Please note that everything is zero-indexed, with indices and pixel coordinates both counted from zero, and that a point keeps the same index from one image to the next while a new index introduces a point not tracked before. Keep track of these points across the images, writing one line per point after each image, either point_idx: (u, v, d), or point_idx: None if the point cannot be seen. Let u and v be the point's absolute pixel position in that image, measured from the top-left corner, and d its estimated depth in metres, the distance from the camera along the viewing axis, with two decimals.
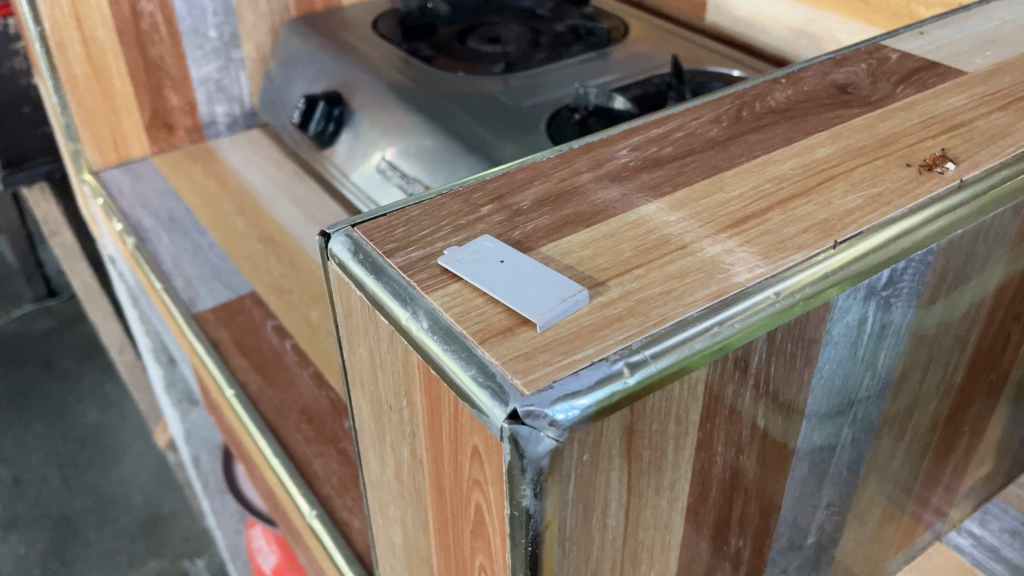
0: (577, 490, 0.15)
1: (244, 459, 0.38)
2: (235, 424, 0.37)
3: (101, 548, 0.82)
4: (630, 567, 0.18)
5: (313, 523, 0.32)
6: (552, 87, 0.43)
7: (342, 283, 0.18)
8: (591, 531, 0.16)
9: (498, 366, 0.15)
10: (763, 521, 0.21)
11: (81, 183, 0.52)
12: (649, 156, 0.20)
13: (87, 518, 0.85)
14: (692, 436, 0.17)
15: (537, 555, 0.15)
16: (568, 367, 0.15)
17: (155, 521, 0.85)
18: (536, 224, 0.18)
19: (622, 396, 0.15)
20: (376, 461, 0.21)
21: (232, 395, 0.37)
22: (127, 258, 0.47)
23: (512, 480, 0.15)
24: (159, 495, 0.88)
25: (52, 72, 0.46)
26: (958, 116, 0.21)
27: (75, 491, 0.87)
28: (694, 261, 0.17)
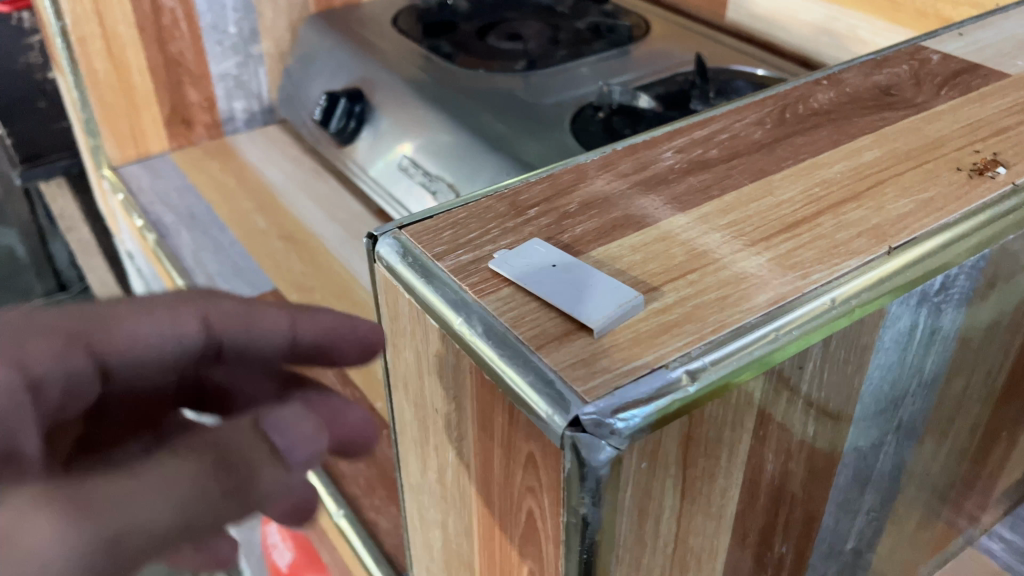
0: (634, 498, 0.15)
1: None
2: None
3: None
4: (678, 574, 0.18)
5: (340, 522, 0.31)
6: (575, 84, 0.42)
7: (390, 286, 0.18)
8: (644, 539, 0.16)
9: (558, 372, 0.14)
10: (805, 528, 0.21)
11: (100, 178, 0.52)
12: (694, 158, 0.20)
13: None
14: (746, 442, 0.17)
15: (593, 563, 0.15)
16: (628, 374, 0.14)
17: None
18: (585, 227, 0.18)
19: (682, 404, 0.14)
20: (417, 464, 0.21)
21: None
22: (146, 254, 0.47)
23: (571, 488, 0.14)
24: None
25: (73, 67, 0.46)
26: (1005, 121, 0.21)
27: None
28: (748, 267, 0.17)
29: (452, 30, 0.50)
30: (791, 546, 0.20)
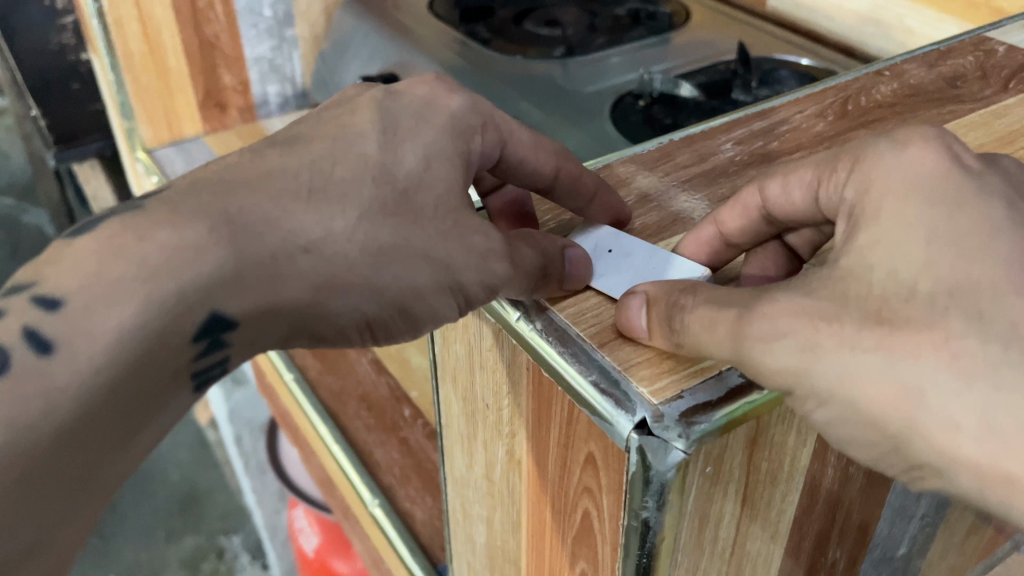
0: (696, 502, 0.15)
1: (300, 442, 0.38)
2: (292, 408, 0.37)
3: (137, 523, 0.82)
4: None
5: (374, 511, 0.31)
6: (615, 73, 0.42)
7: None
8: (702, 544, 0.16)
9: (622, 373, 0.14)
10: (861, 535, 0.20)
11: (134, 160, 0.51)
12: (755, 150, 0.20)
13: (125, 492, 0.84)
14: (810, 446, 0.16)
15: (651, 569, 0.15)
16: (694, 378, 0.14)
17: (190, 498, 0.84)
18: (644, 219, 0.18)
19: (751, 410, 0.14)
20: (463, 458, 0.20)
21: (291, 379, 0.36)
22: None
23: (633, 491, 0.14)
24: (195, 471, 0.87)
25: (109, 48, 0.44)
26: None
27: None
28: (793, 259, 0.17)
29: (489, 15, 0.49)
30: (846, 552, 0.20)
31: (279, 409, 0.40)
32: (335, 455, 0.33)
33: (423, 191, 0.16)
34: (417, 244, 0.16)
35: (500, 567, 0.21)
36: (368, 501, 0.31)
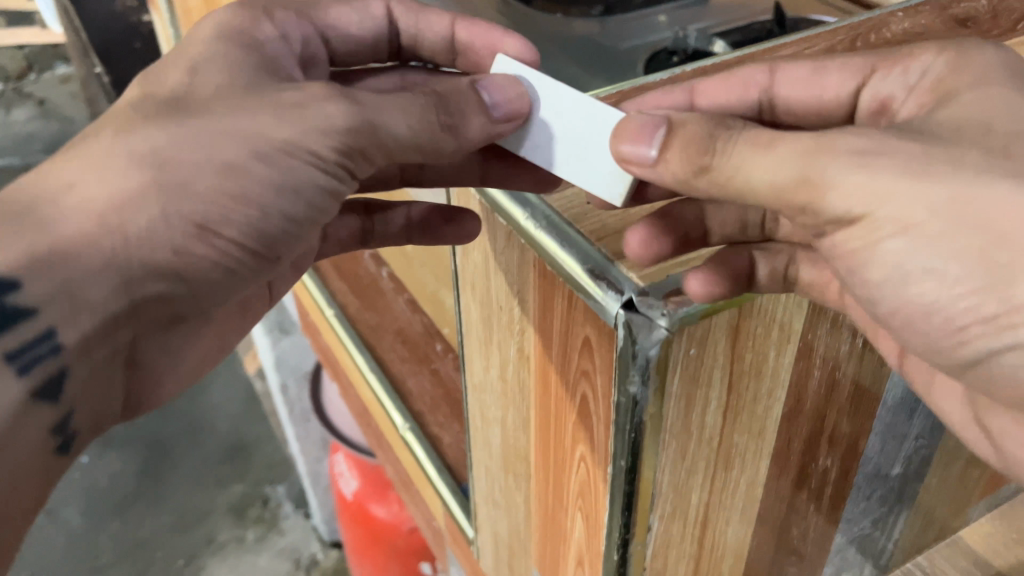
0: (684, 382, 0.16)
1: (340, 375, 0.40)
2: (332, 342, 0.39)
3: (189, 470, 0.85)
4: (725, 470, 0.19)
5: (405, 434, 0.33)
6: (651, 32, 0.43)
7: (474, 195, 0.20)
8: (692, 428, 0.17)
9: (614, 262, 0.16)
10: (849, 447, 0.21)
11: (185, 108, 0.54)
12: None
13: (178, 441, 0.88)
14: (795, 343, 0.17)
15: (641, 442, 0.16)
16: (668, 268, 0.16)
17: (239, 449, 0.88)
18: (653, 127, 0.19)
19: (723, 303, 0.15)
20: (479, 362, 0.22)
21: (331, 315, 0.38)
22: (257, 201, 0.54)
23: (622, 367, 0.15)
24: (244, 424, 0.90)
25: None
26: None
27: (166, 415, 0.91)
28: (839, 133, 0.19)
29: None
30: (835, 461, 0.21)
31: (322, 346, 0.43)
32: (370, 383, 0.35)
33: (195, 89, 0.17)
34: (214, 133, 0.16)
35: (514, 465, 0.23)
36: (399, 424, 0.33)
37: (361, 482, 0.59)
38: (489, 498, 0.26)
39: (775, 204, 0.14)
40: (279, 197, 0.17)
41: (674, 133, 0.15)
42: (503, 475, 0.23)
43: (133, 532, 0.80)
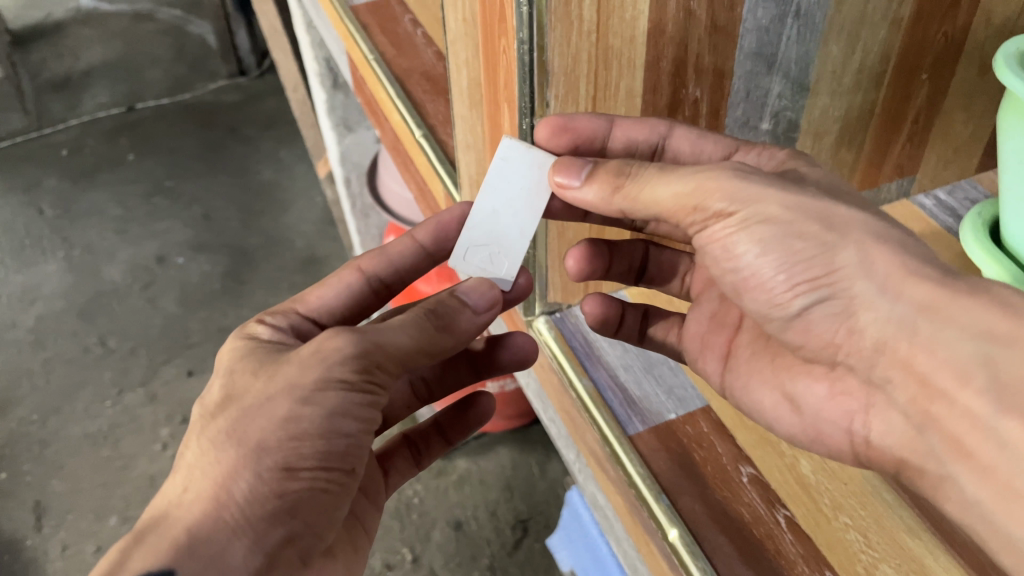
0: (663, 194, 0.54)
1: (387, 118, 0.99)
2: (382, 98, 0.94)
3: (273, 274, 2.03)
4: (578, 422, 0.74)
5: (574, 378, 0.73)
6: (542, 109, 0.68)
7: (578, 198, 0.57)
8: (685, 207, 0.54)
9: (602, 196, 0.56)
10: (710, 81, 0.62)
11: (362, 56, 0.97)
12: (540, 6, 0.53)
13: (264, 255, 2.08)
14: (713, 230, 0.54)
15: (552, 348, 0.77)
16: (644, 184, 0.55)
17: (313, 261, 2.04)
18: (618, 175, 0.56)
19: (620, 208, 0.56)
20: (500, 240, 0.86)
21: (384, 92, 0.93)
22: (362, 65, 0.98)
23: (552, 347, 0.76)
24: (311, 270, 2.03)
25: (355, 41, 0.97)
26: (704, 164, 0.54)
27: (268, 278, 2.02)
28: (708, 169, 0.53)
29: None
30: (700, 89, 0.63)
31: (387, 125, 1.06)
32: (399, 111, 0.90)
33: (358, 453, 0.54)
34: (288, 503, 0.50)
35: (474, 91, 0.71)
36: (416, 129, 0.88)
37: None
38: (476, 117, 0.73)
39: (679, 204, 0.54)
40: (349, 489, 0.55)
41: (595, 169, 0.56)
42: (470, 108, 0.73)
43: (280, 274, 2.03)
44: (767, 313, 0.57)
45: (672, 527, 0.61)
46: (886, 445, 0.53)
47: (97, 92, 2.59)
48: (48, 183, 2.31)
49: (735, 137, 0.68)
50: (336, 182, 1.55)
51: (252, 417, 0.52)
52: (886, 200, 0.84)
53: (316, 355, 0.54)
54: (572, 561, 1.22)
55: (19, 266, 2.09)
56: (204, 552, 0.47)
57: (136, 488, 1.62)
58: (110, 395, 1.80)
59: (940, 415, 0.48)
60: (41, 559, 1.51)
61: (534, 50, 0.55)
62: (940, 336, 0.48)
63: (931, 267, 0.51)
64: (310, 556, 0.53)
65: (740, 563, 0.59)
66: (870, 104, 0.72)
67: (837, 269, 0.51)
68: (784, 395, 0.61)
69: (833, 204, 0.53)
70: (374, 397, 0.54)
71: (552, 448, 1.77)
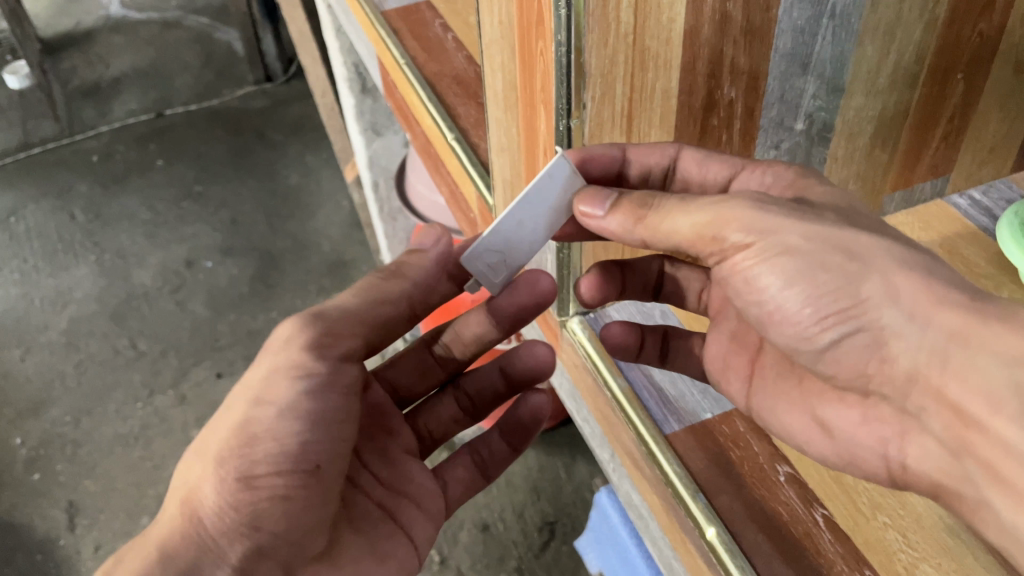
0: (681, 224, 0.53)
1: (419, 122, 0.99)
2: (415, 103, 0.94)
3: (300, 277, 2.05)
4: (613, 425, 0.74)
5: (612, 379, 0.73)
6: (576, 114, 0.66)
7: (600, 228, 0.57)
8: (703, 238, 0.53)
9: (625, 224, 0.56)
10: (746, 81, 0.61)
11: (394, 60, 0.97)
12: (580, 10, 0.51)
13: (291, 258, 2.10)
14: (733, 259, 0.53)
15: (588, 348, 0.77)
16: (665, 215, 0.54)
17: (340, 264, 2.06)
18: (642, 205, 0.55)
19: (640, 239, 0.56)
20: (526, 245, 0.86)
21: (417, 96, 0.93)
22: (394, 70, 0.98)
23: (587, 348, 0.77)
24: (338, 273, 2.04)
25: (388, 44, 0.98)
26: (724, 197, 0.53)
27: (295, 281, 2.04)
28: (728, 201, 0.53)
29: None
30: (736, 90, 0.62)
31: (418, 130, 1.06)
32: (432, 115, 0.90)
33: (319, 446, 0.58)
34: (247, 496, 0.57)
35: (509, 93, 0.69)
36: (447, 133, 0.88)
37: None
38: (511, 120, 0.71)
39: (697, 235, 0.53)
40: (319, 478, 0.59)
41: (619, 199, 0.56)
42: (505, 110, 0.71)
43: (307, 277, 2.04)
44: (796, 345, 0.57)
45: (709, 526, 0.61)
46: (924, 471, 0.54)
47: (127, 99, 2.63)
48: (79, 188, 2.35)
49: (768, 140, 0.68)
50: (365, 186, 1.56)
51: (218, 429, 0.59)
52: (920, 201, 0.83)
53: (267, 359, 0.61)
54: (600, 563, 1.23)
55: (53, 270, 2.12)
56: (179, 560, 0.56)
57: (167, 488, 1.64)
58: (141, 397, 1.82)
59: (975, 444, 0.48)
60: (73, 558, 1.54)
61: (572, 52, 0.52)
62: (973, 361, 0.48)
63: (960, 290, 0.50)
64: (291, 554, 0.59)
65: (781, 563, 0.59)
66: (905, 106, 0.72)
67: (864, 299, 0.51)
68: (817, 417, 0.61)
69: (855, 232, 0.52)
70: (320, 390, 0.59)
71: (578, 451, 1.77)
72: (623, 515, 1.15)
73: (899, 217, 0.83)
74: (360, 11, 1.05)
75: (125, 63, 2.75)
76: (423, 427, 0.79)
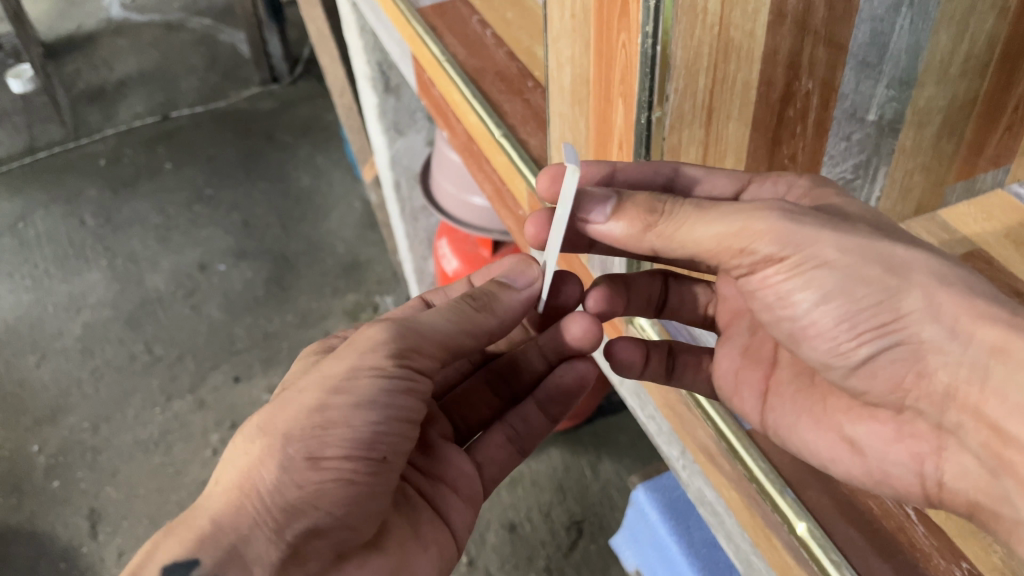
0: (705, 232, 0.50)
1: (462, 120, 0.94)
2: (456, 100, 0.90)
3: (316, 279, 2.02)
4: (685, 420, 0.72)
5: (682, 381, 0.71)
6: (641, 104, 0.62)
7: (600, 232, 0.54)
8: (726, 248, 0.50)
9: (632, 231, 0.52)
10: (823, 71, 0.57)
11: (432, 58, 0.93)
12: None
13: (305, 259, 2.07)
14: (767, 271, 0.50)
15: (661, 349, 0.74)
16: (683, 221, 0.51)
17: (355, 265, 2.04)
18: (649, 208, 0.52)
19: (651, 243, 0.53)
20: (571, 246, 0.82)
21: (458, 94, 0.89)
22: (433, 65, 0.93)
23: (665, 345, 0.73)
24: (354, 274, 2.02)
25: (427, 38, 0.93)
26: (757, 206, 0.50)
27: (311, 283, 2.02)
28: (760, 209, 0.49)
29: None
30: (814, 81, 0.57)
31: (459, 127, 1.00)
32: (476, 111, 0.86)
33: (391, 443, 0.56)
34: (314, 490, 0.53)
35: (580, 88, 0.63)
36: (495, 129, 0.83)
37: (460, 263, 1.36)
38: (579, 116, 0.66)
39: (724, 245, 0.50)
40: (386, 479, 0.56)
41: (625, 203, 0.53)
42: (572, 105, 0.65)
43: (323, 278, 2.02)
44: (829, 361, 0.53)
45: (799, 520, 0.58)
46: (961, 491, 0.49)
47: (133, 102, 2.61)
48: (88, 193, 2.32)
49: (840, 132, 0.63)
50: (386, 186, 1.52)
51: (287, 408, 0.56)
52: (980, 192, 0.78)
53: (350, 347, 0.58)
54: (639, 561, 1.20)
55: (65, 276, 2.10)
56: (225, 539, 0.52)
57: (190, 493, 1.62)
58: (159, 402, 1.80)
59: (1020, 463, 0.44)
60: (98, 565, 1.52)
61: (658, 43, 0.49)
62: (1018, 381, 0.44)
63: (1002, 306, 0.47)
64: (346, 548, 0.55)
65: (877, 562, 0.56)
66: (974, 94, 0.67)
67: (903, 314, 0.47)
68: (841, 436, 0.56)
69: (889, 243, 0.48)
70: (402, 383, 0.56)
71: (603, 450, 1.74)
72: (660, 513, 1.10)
73: (960, 209, 0.77)
74: (393, 8, 1.01)
75: (130, 66, 2.73)
76: (458, 418, 0.74)
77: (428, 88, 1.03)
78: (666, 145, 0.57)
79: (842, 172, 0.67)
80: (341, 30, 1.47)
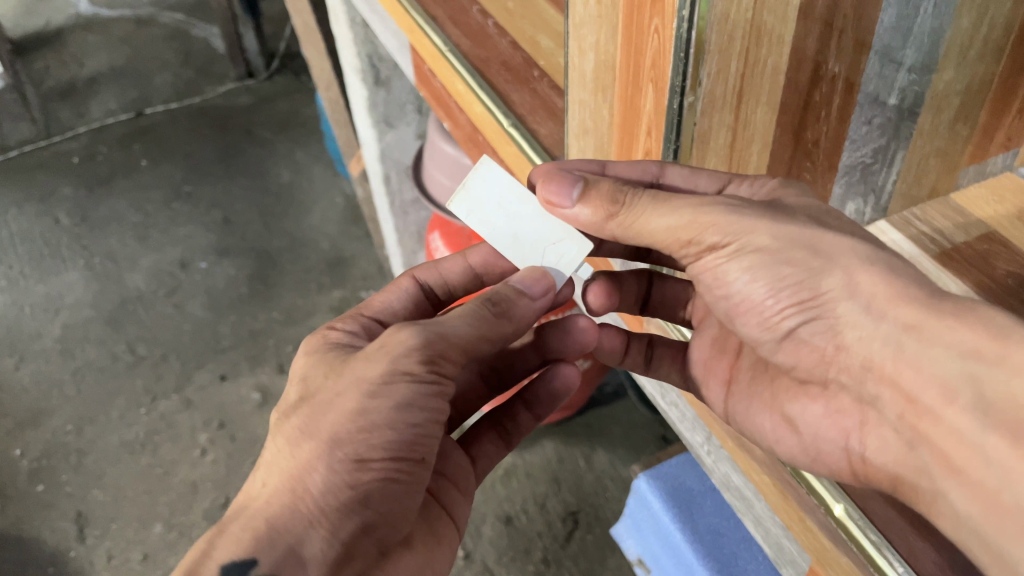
0: (664, 224, 0.50)
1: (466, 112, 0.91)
2: (460, 91, 0.87)
3: (301, 275, 1.99)
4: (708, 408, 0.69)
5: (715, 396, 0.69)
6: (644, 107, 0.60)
7: (563, 213, 0.54)
8: (667, 237, 0.51)
9: (597, 215, 0.52)
10: (851, 54, 0.56)
11: (434, 50, 0.90)
12: None
13: (288, 255, 2.05)
14: (708, 257, 0.51)
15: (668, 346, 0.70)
16: (660, 213, 0.50)
17: (340, 261, 2.02)
18: (612, 194, 0.52)
19: (613, 227, 0.53)
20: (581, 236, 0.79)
21: (463, 84, 0.86)
22: (434, 56, 0.90)
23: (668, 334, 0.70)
24: (339, 270, 2.00)
25: (428, 29, 0.90)
26: (706, 199, 0.50)
27: (295, 279, 1.99)
28: (710, 203, 0.49)
29: None
30: (841, 64, 0.56)
31: (461, 118, 0.96)
32: (482, 101, 0.83)
33: (428, 442, 0.54)
34: (361, 498, 0.51)
35: (603, 75, 0.59)
36: (503, 120, 0.80)
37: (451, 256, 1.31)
38: (602, 104, 0.62)
39: (672, 235, 0.51)
40: (422, 478, 0.54)
41: (591, 187, 0.52)
42: (594, 93, 0.62)
43: (307, 275, 1.99)
44: (758, 336, 0.53)
45: (836, 502, 0.56)
46: (884, 464, 0.48)
47: (104, 99, 2.55)
48: (63, 191, 2.27)
49: (862, 116, 0.61)
50: (375, 180, 1.49)
51: (327, 409, 0.52)
52: (990, 175, 0.75)
53: (381, 349, 0.53)
54: (641, 550, 1.19)
55: (41, 277, 2.05)
56: (283, 542, 0.49)
57: (179, 493, 1.59)
58: (144, 402, 1.76)
59: (929, 431, 0.44)
60: (86, 568, 1.49)
61: (694, 28, 0.46)
62: (926, 355, 0.44)
63: (921, 286, 0.46)
64: (383, 547, 0.53)
65: (918, 538, 0.52)
66: (990, 77, 0.65)
67: (822, 294, 0.47)
68: (784, 416, 0.56)
69: (820, 228, 0.48)
70: (439, 383, 0.53)
71: (596, 440, 1.74)
72: (662, 501, 1.08)
73: (970, 191, 0.74)
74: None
75: (101, 62, 2.67)
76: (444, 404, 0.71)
77: (427, 80, 1.00)
78: (697, 130, 0.54)
79: (861, 156, 0.65)
80: (328, 24, 1.43)
